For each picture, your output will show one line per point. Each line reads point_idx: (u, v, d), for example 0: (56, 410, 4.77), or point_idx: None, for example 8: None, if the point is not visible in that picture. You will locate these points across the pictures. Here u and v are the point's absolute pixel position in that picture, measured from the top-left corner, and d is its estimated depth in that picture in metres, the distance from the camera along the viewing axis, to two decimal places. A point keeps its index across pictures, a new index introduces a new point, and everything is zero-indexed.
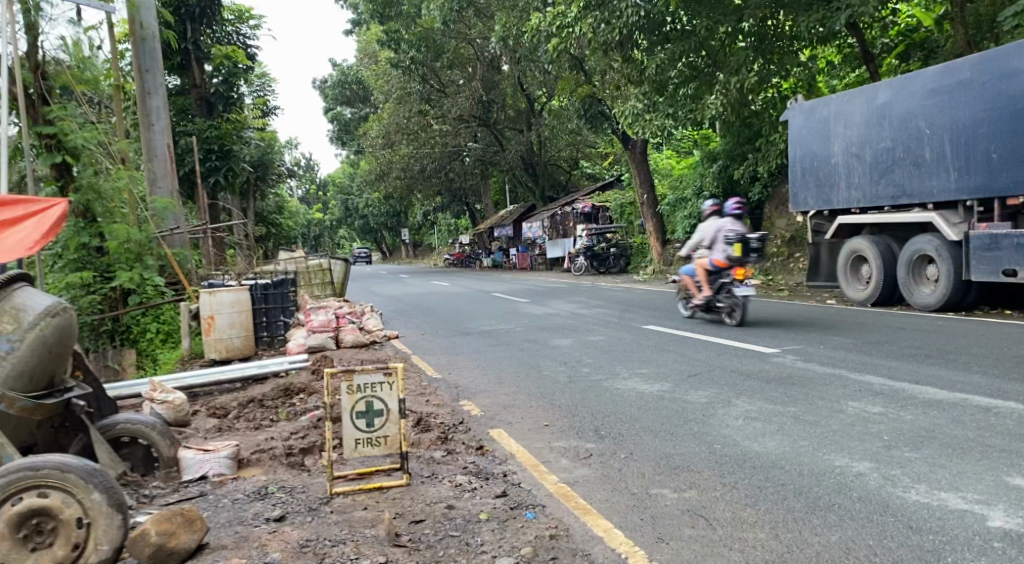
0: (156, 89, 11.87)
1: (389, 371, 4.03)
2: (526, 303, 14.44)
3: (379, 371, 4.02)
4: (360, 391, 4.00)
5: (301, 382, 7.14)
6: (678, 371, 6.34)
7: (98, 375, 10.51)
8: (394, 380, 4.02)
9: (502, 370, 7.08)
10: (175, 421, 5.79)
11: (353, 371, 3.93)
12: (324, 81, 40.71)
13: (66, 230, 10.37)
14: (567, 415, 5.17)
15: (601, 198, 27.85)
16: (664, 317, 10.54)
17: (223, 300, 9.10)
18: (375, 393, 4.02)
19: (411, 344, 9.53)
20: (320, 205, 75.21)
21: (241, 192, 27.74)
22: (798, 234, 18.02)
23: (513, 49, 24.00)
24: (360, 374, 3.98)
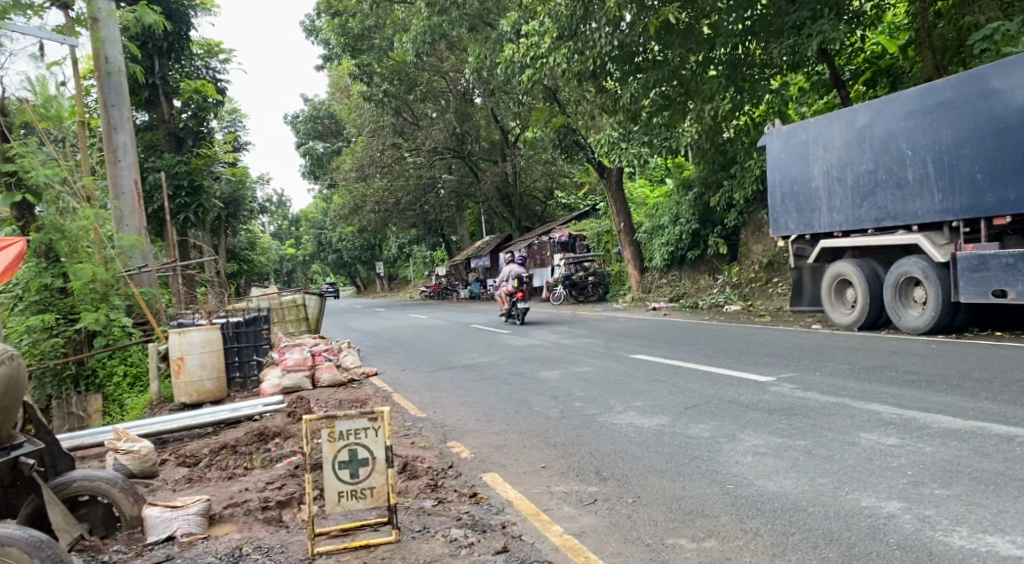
0: (123, 125, 11.36)
1: (374, 417, 3.72)
2: (507, 334, 14.15)
3: (363, 417, 3.72)
4: (342, 439, 3.68)
5: (276, 426, 6.74)
6: (675, 403, 6.10)
7: (61, 422, 9.75)
8: (379, 426, 3.71)
9: (490, 406, 6.78)
10: (141, 473, 5.35)
11: (334, 417, 3.61)
12: (295, 115, 40.43)
13: (29, 271, 9.88)
14: (564, 454, 4.88)
15: (577, 227, 27.79)
16: (650, 346, 10.31)
17: (193, 339, 8.68)
18: (359, 440, 3.71)
19: (392, 380, 9.18)
20: (292, 240, 74.45)
21: (211, 229, 27.20)
22: (776, 258, 17.96)
23: (487, 81, 23.99)
24: (342, 420, 3.67)
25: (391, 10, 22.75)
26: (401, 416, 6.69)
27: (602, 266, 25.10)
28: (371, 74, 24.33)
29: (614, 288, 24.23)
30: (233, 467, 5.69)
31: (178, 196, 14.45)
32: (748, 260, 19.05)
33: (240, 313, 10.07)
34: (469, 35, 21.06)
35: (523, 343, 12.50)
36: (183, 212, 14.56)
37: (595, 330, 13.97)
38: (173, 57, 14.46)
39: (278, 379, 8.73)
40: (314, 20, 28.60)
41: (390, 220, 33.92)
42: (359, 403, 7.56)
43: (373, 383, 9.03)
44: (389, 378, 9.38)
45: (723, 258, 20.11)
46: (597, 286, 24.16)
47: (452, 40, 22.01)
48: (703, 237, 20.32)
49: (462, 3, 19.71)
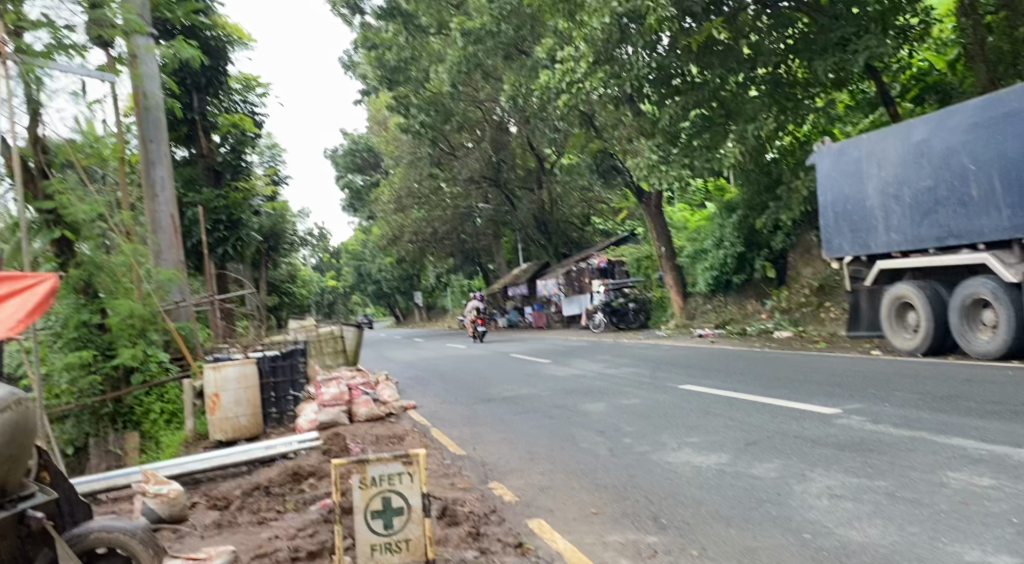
0: (160, 160, 11.77)
1: (409, 461, 3.57)
2: (549, 364, 13.78)
3: (397, 460, 3.55)
4: (375, 486, 3.52)
5: (310, 465, 6.46)
6: (734, 440, 5.65)
7: (99, 461, 9.73)
8: (415, 471, 3.55)
9: (534, 442, 6.40)
10: (170, 516, 5.09)
11: (367, 461, 3.47)
12: (334, 149, 41.01)
13: (65, 308, 9.79)
14: (616, 497, 4.49)
15: (616, 253, 27.37)
16: (699, 376, 9.84)
17: (229, 375, 8.50)
18: (393, 486, 3.54)
19: (431, 414, 8.86)
20: (332, 272, 75.27)
21: (252, 262, 27.48)
22: (827, 282, 17.30)
23: (522, 108, 23.94)
24: (374, 465, 3.51)
25: (426, 42, 22.93)
26: (441, 453, 6.35)
27: (643, 292, 24.61)
28: (407, 106, 24.47)
29: (656, 313, 23.74)
30: (265, 511, 5.42)
31: (217, 230, 14.48)
32: (797, 284, 18.40)
33: (277, 347, 9.86)
34: (503, 63, 21.05)
35: (566, 373, 12.10)
36: (222, 245, 14.60)
37: (639, 358, 13.50)
38: (212, 92, 14.62)
39: (315, 414, 8.44)
40: (351, 55, 29.02)
41: (428, 250, 33.95)
42: (397, 439, 7.24)
43: (413, 418, 8.72)
44: (428, 412, 9.06)
45: (770, 282, 19.50)
46: (638, 313, 23.60)
47: (487, 70, 22.03)
48: (748, 261, 19.75)
49: (497, 32, 19.70)
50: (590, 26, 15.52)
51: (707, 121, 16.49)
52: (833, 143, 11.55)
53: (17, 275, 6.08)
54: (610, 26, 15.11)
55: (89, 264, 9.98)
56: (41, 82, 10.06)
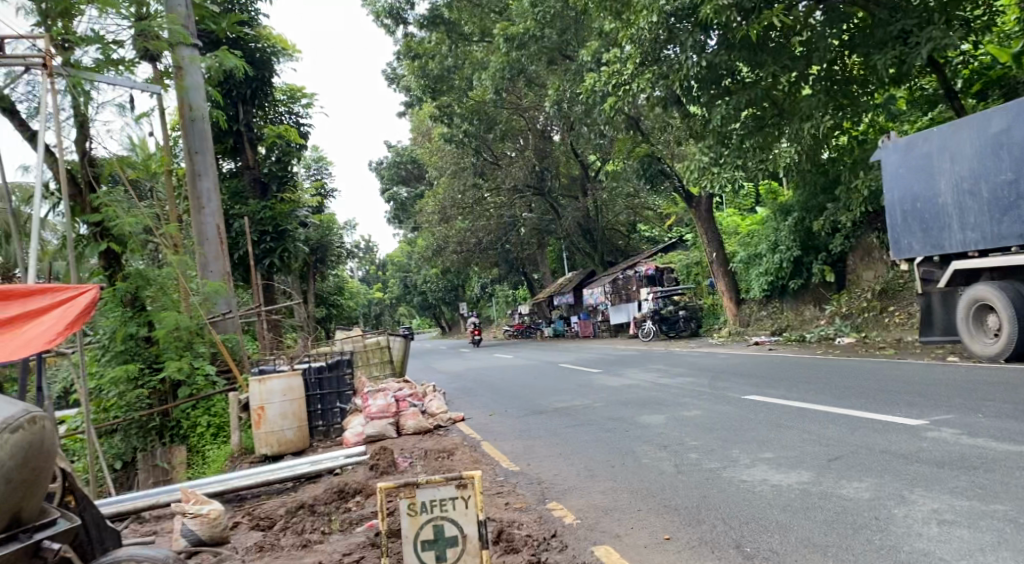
0: (207, 171, 11.71)
1: (463, 483, 3.29)
2: (600, 374, 13.31)
3: (450, 484, 3.29)
4: (426, 512, 3.27)
5: (357, 482, 6.15)
6: (815, 456, 5.15)
7: (146, 476, 9.52)
8: (469, 494, 3.28)
9: (593, 458, 5.99)
10: (210, 538, 4.89)
11: (415, 483, 3.23)
12: (379, 161, 41.23)
13: (114, 321, 9.84)
14: (689, 521, 4.07)
15: (665, 259, 26.74)
16: (762, 385, 9.29)
17: (274, 388, 8.30)
18: (446, 513, 3.28)
19: (481, 426, 8.51)
20: (378, 283, 75.88)
21: (299, 275, 27.61)
22: (891, 286, 16.42)
23: (567, 114, 23.60)
24: (424, 489, 3.26)
25: (469, 51, 22.77)
26: (493, 470, 5.98)
27: (693, 299, 23.93)
28: (451, 115, 24.36)
29: (707, 320, 23.15)
30: (309, 532, 5.12)
31: (262, 242, 14.41)
32: (858, 288, 17.54)
33: (323, 358, 9.64)
34: (547, 69, 20.76)
35: (618, 383, 11.63)
36: (268, 257, 14.53)
37: (694, 367, 12.95)
38: (257, 104, 14.62)
39: (362, 427, 8.20)
40: (395, 67, 29.13)
41: (473, 260, 33.80)
42: (447, 453, 6.89)
43: (462, 430, 8.38)
44: (478, 424, 8.70)
45: (829, 286, 18.65)
46: (689, 320, 22.81)
47: (531, 76, 21.76)
48: (805, 266, 18.92)
49: (541, 36, 19.39)
50: (637, 26, 15.12)
51: (759, 121, 15.90)
52: (900, 138, 10.89)
53: (60, 286, 5.90)
54: (658, 25, 14.69)
55: (139, 278, 10.02)
56: (88, 97, 10.16)
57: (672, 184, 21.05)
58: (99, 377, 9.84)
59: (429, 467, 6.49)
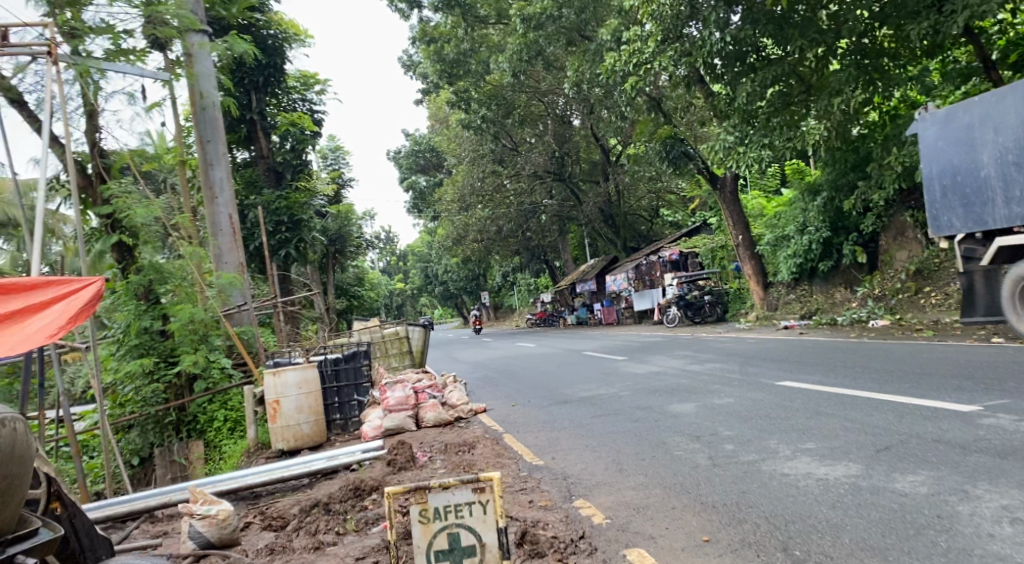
0: (218, 161, 11.55)
1: (481, 488, 3.18)
2: (625, 361, 12.96)
3: (466, 487, 3.18)
4: (440, 519, 3.15)
5: (373, 478, 5.89)
6: (860, 444, 4.78)
7: (164, 471, 9.19)
8: (488, 500, 3.17)
9: (621, 451, 5.66)
10: (221, 541, 4.63)
11: (430, 490, 3.12)
12: (397, 151, 40.99)
13: (128, 315, 9.65)
14: (729, 520, 3.74)
15: (688, 244, 26.26)
16: (796, 370, 8.89)
17: (289, 380, 8.08)
18: (461, 520, 3.17)
19: (502, 417, 8.22)
20: (400, 274, 75.93)
21: (319, 266, 27.48)
22: (926, 265, 15.79)
23: (586, 96, 23.15)
24: (437, 494, 3.14)
25: (485, 34, 22.34)
26: (516, 465, 5.68)
27: (718, 283, 23.43)
28: (468, 101, 24.02)
29: (733, 306, 22.63)
30: (323, 534, 4.88)
31: (278, 232, 14.21)
32: (892, 269, 16.95)
33: (340, 349, 9.39)
34: (565, 51, 20.33)
35: (644, 370, 11.28)
36: (284, 247, 14.33)
37: (722, 353, 12.54)
38: (269, 92, 14.40)
39: (380, 420, 7.95)
40: (411, 54, 28.82)
41: (493, 248, 33.52)
42: (467, 447, 6.61)
43: (483, 422, 8.09)
44: (500, 415, 8.40)
45: (859, 267, 18.07)
46: (714, 306, 22.46)
47: (549, 58, 21.31)
48: (836, 246, 18.45)
49: (558, 16, 18.91)
50: (658, 2, 14.62)
51: (786, 98, 15.40)
52: (938, 109, 10.31)
53: (61, 279, 5.63)
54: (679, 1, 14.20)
55: (154, 270, 9.86)
56: (97, 87, 9.97)
57: (696, 166, 20.47)
58: (114, 371, 9.69)
59: (450, 461, 6.22)
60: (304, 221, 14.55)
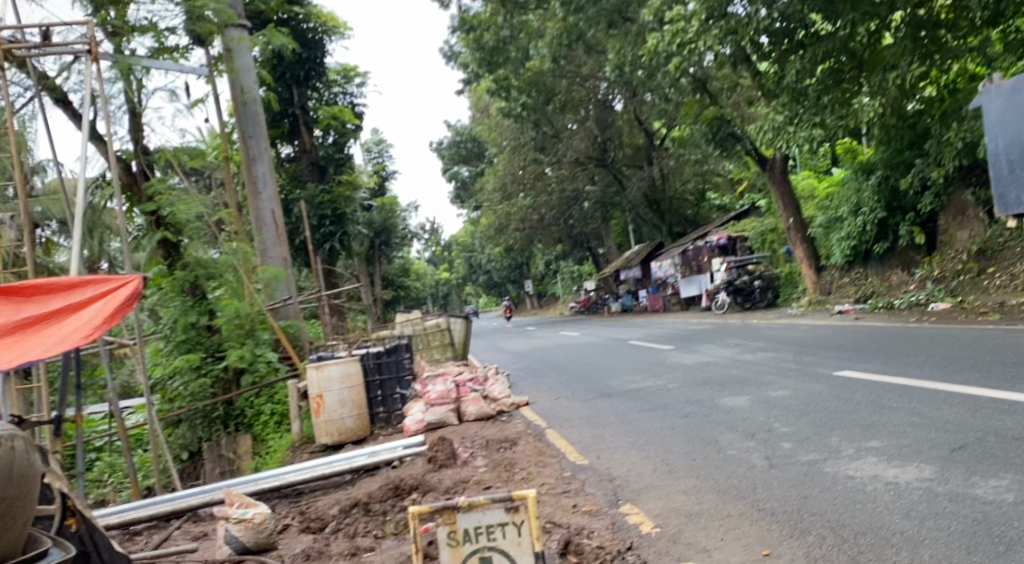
0: (261, 156, 11.49)
1: (514, 507, 2.98)
2: (672, 351, 12.60)
3: (498, 507, 2.97)
4: (469, 542, 2.95)
5: (413, 477, 5.72)
6: (933, 443, 4.40)
7: (212, 465, 9.28)
8: (521, 519, 2.95)
9: (670, 450, 5.38)
10: (257, 545, 4.54)
11: (457, 507, 2.93)
12: (439, 141, 40.94)
13: (174, 310, 9.58)
14: (792, 530, 3.43)
15: (737, 227, 25.59)
16: (855, 360, 8.44)
17: (331, 374, 7.92)
18: (493, 542, 2.96)
19: (546, 411, 7.99)
20: (444, 263, 76.22)
21: (364, 258, 27.63)
22: (990, 245, 14.93)
23: (630, 78, 22.65)
24: (466, 514, 2.94)
25: (524, 20, 21.99)
26: (560, 464, 5.44)
27: (769, 268, 22.76)
28: (509, 88, 23.75)
29: (785, 291, 21.93)
30: (361, 538, 4.73)
31: (321, 226, 14.19)
32: (952, 250, 16.00)
33: (382, 342, 9.24)
34: (606, 34, 19.87)
35: (694, 360, 10.92)
36: (328, 241, 14.33)
37: (775, 341, 12.08)
38: (311, 85, 14.36)
39: (421, 415, 7.84)
40: (451, 44, 28.63)
41: (537, 237, 33.26)
42: (510, 443, 6.39)
43: (527, 417, 7.87)
44: (545, 409, 8.17)
45: (918, 248, 17.23)
46: (766, 290, 21.83)
47: (590, 41, 20.87)
48: (891, 228, 17.54)
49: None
50: None
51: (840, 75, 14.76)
52: (1006, 80, 9.41)
53: (101, 278, 5.66)
54: None
55: (199, 267, 9.78)
56: (139, 85, 10.02)
57: (744, 147, 20.00)
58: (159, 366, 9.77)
59: (492, 457, 6.01)
60: (347, 214, 14.52)
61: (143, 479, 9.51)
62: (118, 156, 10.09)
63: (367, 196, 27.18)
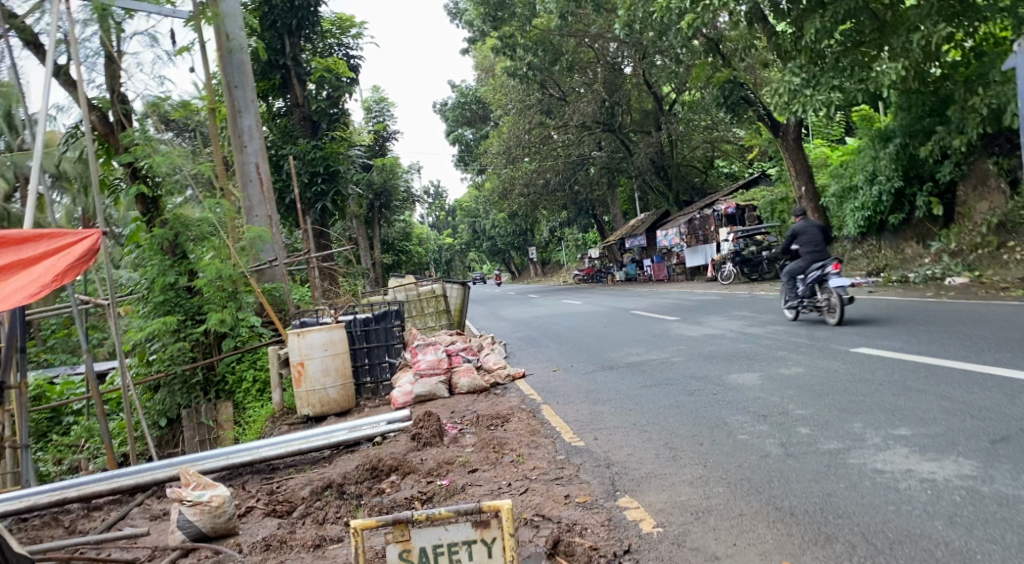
0: (247, 108, 10.95)
1: (484, 520, 2.65)
2: (676, 322, 12.11)
3: (467, 522, 2.64)
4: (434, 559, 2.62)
5: (393, 456, 5.29)
6: (971, 432, 3.90)
7: (191, 433, 8.94)
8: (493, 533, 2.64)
9: (673, 432, 4.90)
10: (215, 530, 4.20)
11: (420, 521, 2.59)
12: (443, 103, 40.08)
13: (153, 269, 9.29)
14: (817, 536, 2.95)
15: (745, 196, 24.94)
16: (872, 336, 7.92)
17: (314, 340, 7.52)
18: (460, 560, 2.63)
19: (542, 384, 7.53)
20: (448, 229, 75.46)
21: (363, 221, 27.09)
22: (1010, 218, 14.13)
23: (639, 37, 21.80)
24: (427, 530, 2.61)
25: None
26: (552, 445, 4.97)
27: (777, 239, 22.18)
28: (514, 46, 22.92)
29: (792, 261, 21.40)
30: (329, 527, 4.30)
31: (314, 184, 13.59)
32: (970, 221, 15.34)
33: (371, 307, 8.77)
34: None
35: (698, 332, 10.44)
36: (321, 200, 13.73)
37: (784, 314, 11.57)
38: (302, 35, 13.74)
39: (410, 385, 7.37)
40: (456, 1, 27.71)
41: (540, 203, 32.60)
42: (501, 420, 5.93)
43: (521, 390, 7.41)
44: (541, 382, 7.71)
45: (934, 221, 16.59)
46: (773, 262, 21.36)
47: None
48: (908, 198, 16.92)
49: None
50: None
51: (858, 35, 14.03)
52: None
53: (55, 232, 5.17)
54: None
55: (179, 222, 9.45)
56: (118, 29, 9.46)
57: (757, 111, 19.32)
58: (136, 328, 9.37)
59: (479, 436, 5.56)
60: (341, 173, 13.90)
61: (119, 446, 9.15)
62: (92, 104, 9.49)
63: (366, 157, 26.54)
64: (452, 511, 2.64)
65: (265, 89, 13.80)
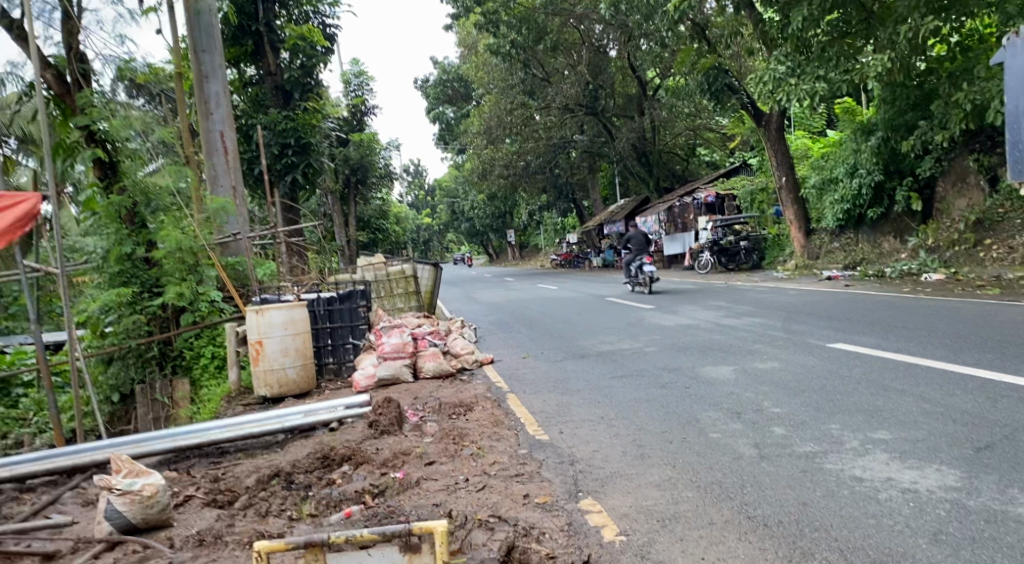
0: (214, 72, 10.44)
1: (410, 542, 2.79)
2: (652, 310, 11.89)
3: (394, 546, 2.78)
4: None
5: (348, 445, 5.01)
6: (954, 438, 3.70)
7: (145, 410, 8.69)
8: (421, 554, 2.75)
9: (643, 428, 4.67)
10: (145, 521, 3.94)
11: (342, 548, 2.74)
12: (425, 79, 39.41)
13: (107, 239, 8.81)
14: (792, 553, 2.72)
15: (725, 185, 24.80)
16: (849, 331, 7.75)
17: (273, 319, 7.16)
18: None
19: (510, 372, 7.28)
20: (426, 208, 74.76)
21: (338, 197, 26.55)
22: (988, 216, 14.17)
23: (625, 18, 21.39)
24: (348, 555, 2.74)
25: None
26: (516, 438, 4.71)
27: (756, 229, 22.08)
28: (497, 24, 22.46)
29: (770, 253, 21.32)
30: (272, 521, 4.01)
31: (284, 156, 13.15)
32: (948, 218, 15.33)
33: (336, 286, 8.43)
34: None
35: (673, 322, 10.23)
36: (290, 173, 13.30)
37: (760, 305, 11.41)
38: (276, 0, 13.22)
39: (373, 368, 7.10)
40: None
41: (520, 185, 32.25)
42: (464, 409, 5.66)
43: (489, 377, 7.15)
44: (509, 369, 7.45)
45: (914, 216, 16.56)
46: (751, 252, 21.10)
47: None
48: (888, 192, 16.84)
49: None
50: None
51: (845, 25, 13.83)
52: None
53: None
54: None
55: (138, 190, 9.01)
56: None
57: (740, 100, 19.12)
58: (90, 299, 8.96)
59: (439, 426, 5.29)
60: (313, 145, 13.44)
61: (67, 421, 8.77)
62: (47, 61, 8.99)
63: (343, 132, 25.99)
64: (377, 534, 2.77)
65: (236, 55, 13.27)
